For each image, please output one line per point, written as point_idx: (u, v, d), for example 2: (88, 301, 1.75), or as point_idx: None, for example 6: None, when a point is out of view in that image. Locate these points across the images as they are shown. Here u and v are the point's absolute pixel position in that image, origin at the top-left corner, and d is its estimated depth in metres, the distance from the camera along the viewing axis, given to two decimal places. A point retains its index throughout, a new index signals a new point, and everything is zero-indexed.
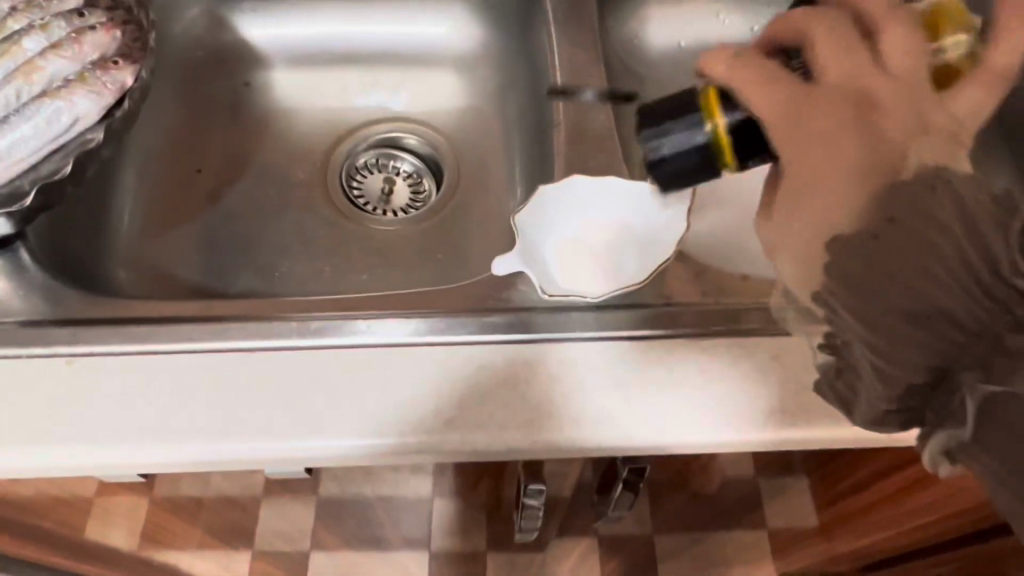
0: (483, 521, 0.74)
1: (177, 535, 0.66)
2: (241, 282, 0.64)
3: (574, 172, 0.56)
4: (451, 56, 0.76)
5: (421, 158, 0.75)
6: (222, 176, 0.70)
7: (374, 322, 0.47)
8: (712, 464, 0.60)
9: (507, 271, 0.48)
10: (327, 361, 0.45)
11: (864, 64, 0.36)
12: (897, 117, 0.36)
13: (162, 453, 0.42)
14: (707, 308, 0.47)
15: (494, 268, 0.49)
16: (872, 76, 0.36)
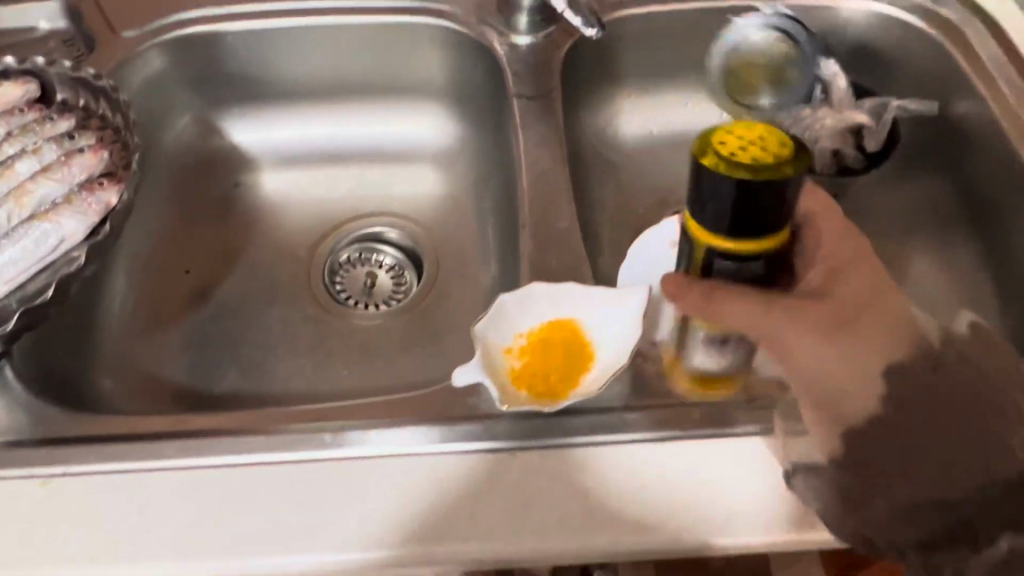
0: None
1: None
2: (226, 381, 0.66)
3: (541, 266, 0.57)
4: (430, 151, 0.80)
5: (403, 250, 0.77)
6: (211, 277, 0.72)
7: (342, 432, 0.47)
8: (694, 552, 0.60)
9: (468, 382, 0.46)
10: (295, 475, 0.46)
11: (843, 291, 0.45)
12: (868, 326, 0.45)
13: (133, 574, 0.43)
14: (668, 409, 0.48)
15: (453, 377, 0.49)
16: (847, 300, 0.44)
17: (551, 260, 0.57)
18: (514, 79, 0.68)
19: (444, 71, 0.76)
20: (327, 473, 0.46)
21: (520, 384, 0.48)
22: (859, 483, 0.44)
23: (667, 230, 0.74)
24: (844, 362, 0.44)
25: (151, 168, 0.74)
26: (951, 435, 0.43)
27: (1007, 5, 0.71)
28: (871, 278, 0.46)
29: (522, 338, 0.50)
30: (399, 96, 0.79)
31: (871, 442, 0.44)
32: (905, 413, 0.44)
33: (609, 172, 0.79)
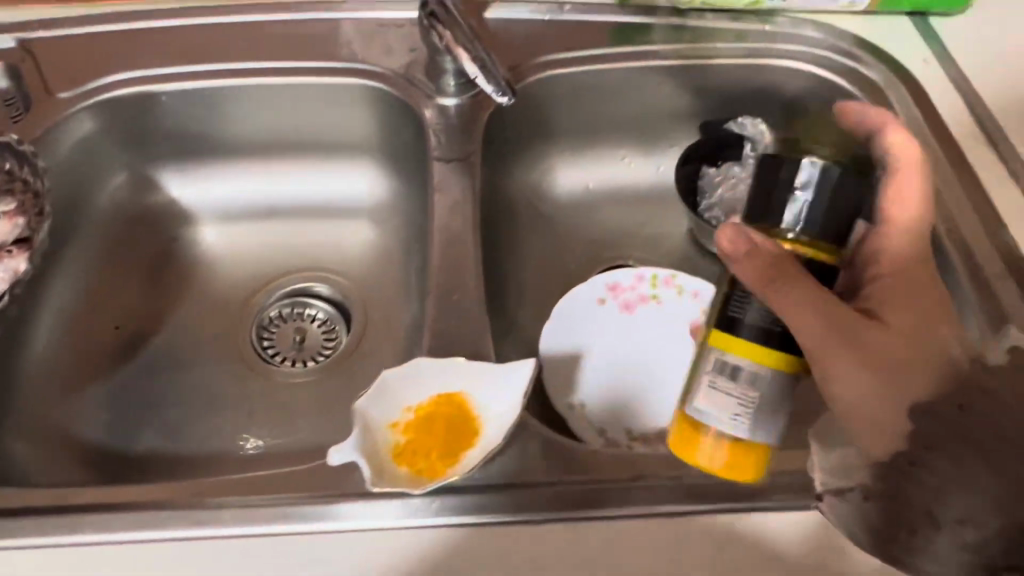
0: None
1: None
2: (144, 442, 0.66)
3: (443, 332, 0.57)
4: (365, 205, 0.80)
5: (334, 304, 0.77)
6: (141, 333, 0.73)
7: (222, 510, 0.47)
8: None
9: (341, 461, 0.46)
10: (169, 556, 0.46)
11: (922, 331, 0.50)
12: (917, 358, 0.49)
13: None
14: (550, 488, 0.48)
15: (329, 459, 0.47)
16: (924, 338, 0.50)
17: (452, 326, 0.57)
18: (437, 141, 0.69)
19: (374, 129, 0.77)
20: (200, 553, 0.46)
21: (401, 461, 0.48)
22: (891, 514, 0.47)
23: (594, 286, 0.74)
24: (871, 384, 0.47)
25: (75, 226, 0.72)
26: (994, 469, 0.46)
27: (929, 65, 0.72)
28: (922, 323, 0.51)
29: (410, 412, 0.50)
30: (333, 152, 0.80)
31: (901, 475, 0.47)
32: (941, 451, 0.47)
33: (542, 226, 0.79)
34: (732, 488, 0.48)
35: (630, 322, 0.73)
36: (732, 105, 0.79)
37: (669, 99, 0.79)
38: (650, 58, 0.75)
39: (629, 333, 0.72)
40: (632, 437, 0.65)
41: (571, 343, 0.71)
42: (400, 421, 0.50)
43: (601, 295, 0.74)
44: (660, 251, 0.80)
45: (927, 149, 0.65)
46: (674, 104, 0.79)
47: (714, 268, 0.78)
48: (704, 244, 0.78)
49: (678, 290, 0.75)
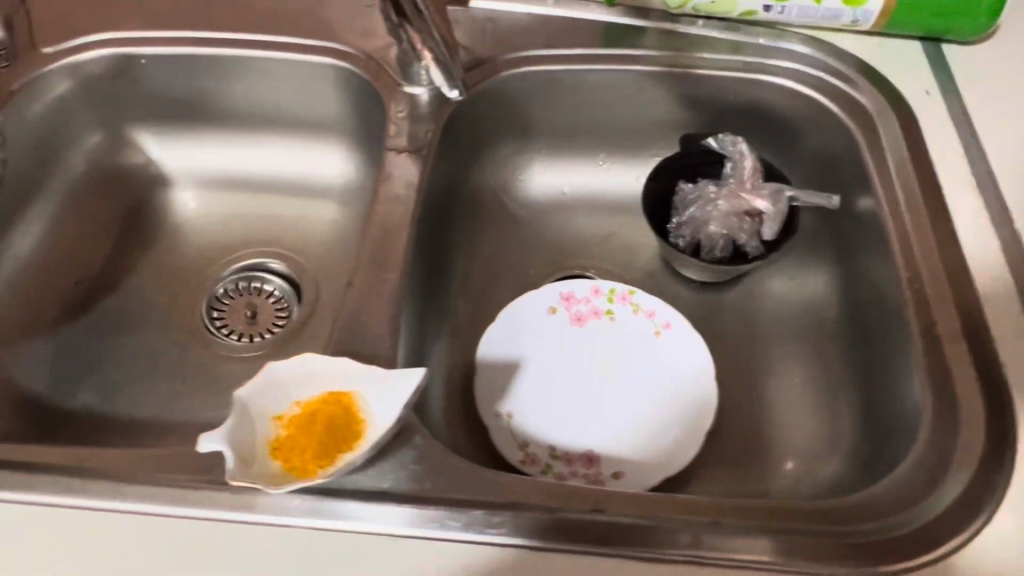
0: None
1: None
2: (81, 398, 0.68)
3: (355, 327, 0.55)
4: (335, 187, 0.80)
5: (289, 281, 0.77)
6: (97, 289, 0.74)
7: (89, 481, 0.47)
8: None
9: (209, 449, 0.45)
10: (27, 517, 0.46)
11: None
12: None
13: None
14: (423, 503, 0.47)
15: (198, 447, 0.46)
16: None
17: (366, 324, 0.55)
18: (397, 129, 0.67)
19: (345, 110, 0.76)
20: (67, 524, 0.46)
21: (278, 454, 0.47)
22: None
23: (547, 295, 0.72)
24: None
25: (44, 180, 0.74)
26: None
27: (928, 97, 0.66)
28: None
29: (298, 406, 0.49)
30: (306, 130, 0.79)
31: None
32: None
33: (507, 227, 0.77)
34: (607, 528, 0.45)
35: (578, 338, 0.70)
36: (718, 121, 0.75)
37: (650, 109, 0.75)
38: (632, 61, 0.72)
39: (575, 347, 0.70)
40: (555, 455, 0.63)
41: (511, 350, 0.69)
42: (282, 414, 0.49)
43: (553, 305, 0.71)
44: (625, 265, 0.77)
45: (906, 188, 0.61)
46: (656, 112, 0.76)
47: (678, 288, 0.74)
48: (668, 261, 0.75)
49: (634, 307, 0.71)
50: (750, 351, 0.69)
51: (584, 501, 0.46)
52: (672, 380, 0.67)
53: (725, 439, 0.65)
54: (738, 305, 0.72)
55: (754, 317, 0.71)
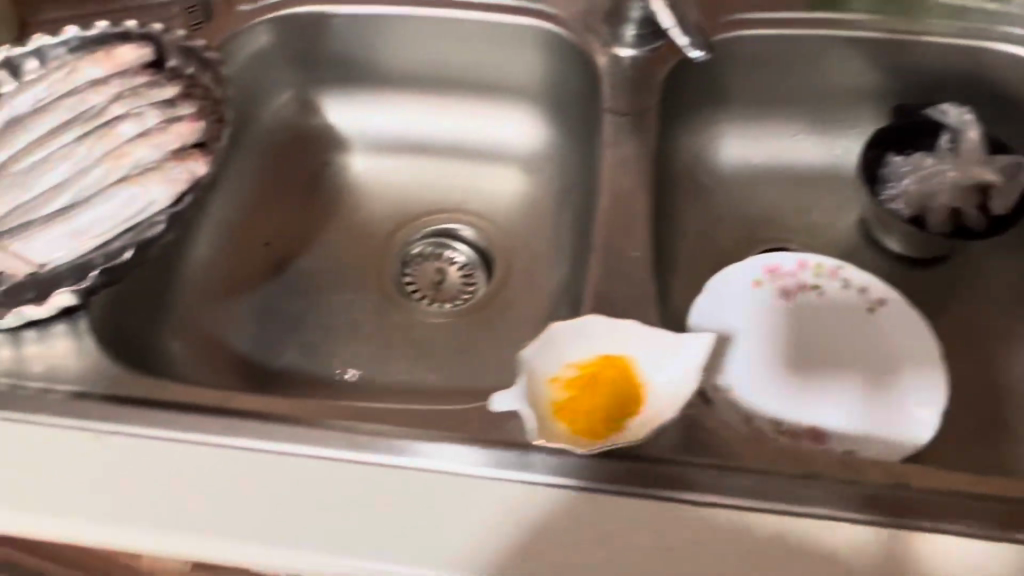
0: None
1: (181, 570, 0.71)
2: (287, 357, 0.68)
3: (605, 297, 0.54)
4: (515, 152, 0.78)
5: (476, 249, 0.76)
6: (289, 252, 0.74)
7: (378, 438, 0.48)
8: None
9: (506, 408, 0.45)
10: (324, 472, 0.48)
11: None
12: None
13: (168, 542, 0.46)
14: (715, 470, 0.47)
15: (495, 405, 0.48)
16: None
17: (618, 289, 0.55)
18: (611, 93, 0.66)
19: (538, 74, 0.74)
20: (364, 479, 0.47)
21: (564, 416, 0.46)
22: None
23: (752, 267, 0.69)
24: None
25: (242, 141, 0.76)
26: None
27: None
28: None
29: (573, 367, 0.48)
30: (492, 94, 0.77)
31: None
32: None
33: (701, 198, 0.75)
34: (913, 500, 0.46)
35: (785, 312, 0.68)
36: (926, 94, 0.73)
37: (858, 78, 0.73)
38: (846, 28, 0.70)
39: (784, 321, 0.67)
40: (779, 430, 0.61)
41: (720, 323, 0.67)
42: (560, 375, 0.48)
43: (757, 277, 0.69)
44: (822, 239, 0.74)
45: None
46: (863, 83, 0.73)
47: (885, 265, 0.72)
48: (873, 235, 0.72)
49: (842, 283, 0.69)
50: (966, 333, 0.67)
51: (884, 474, 0.47)
52: (890, 356, 0.65)
53: (944, 420, 0.64)
54: (949, 285, 0.70)
55: (967, 298, 0.69)
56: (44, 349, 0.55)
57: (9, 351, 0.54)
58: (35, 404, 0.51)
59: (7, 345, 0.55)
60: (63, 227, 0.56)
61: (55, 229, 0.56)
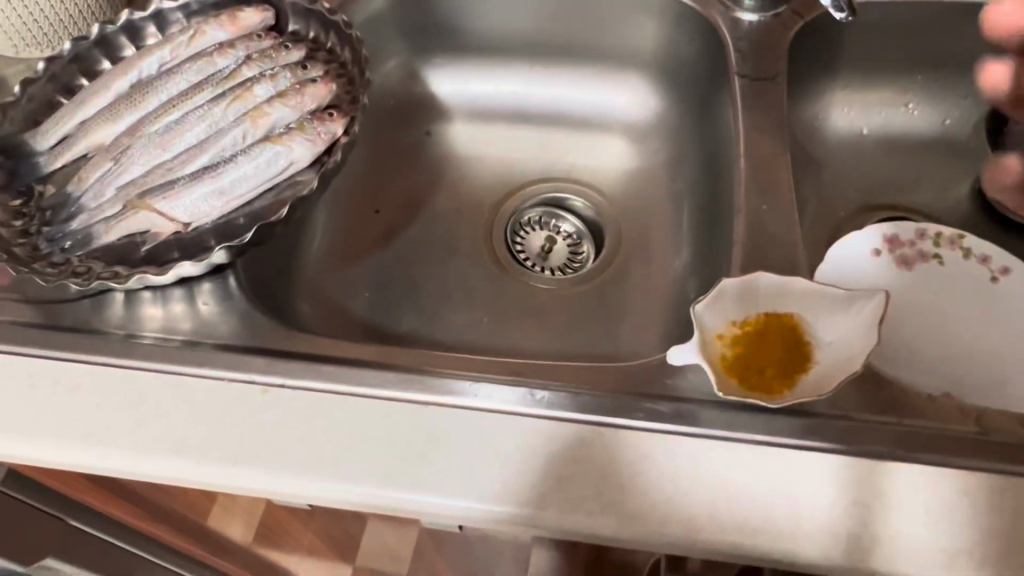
0: None
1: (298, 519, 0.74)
2: (406, 321, 0.68)
3: (755, 264, 0.55)
4: (625, 124, 0.78)
5: (585, 221, 0.76)
6: (400, 218, 0.74)
7: (477, 385, 0.47)
8: None
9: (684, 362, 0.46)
10: (436, 418, 0.46)
11: None
12: None
13: (297, 485, 0.45)
14: (893, 428, 0.45)
15: (665, 356, 0.47)
16: None
17: (766, 253, 0.56)
18: (737, 57, 0.66)
19: (651, 45, 0.75)
20: (477, 425, 0.46)
21: (735, 373, 0.47)
22: None
23: (873, 233, 0.68)
24: None
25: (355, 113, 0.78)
26: None
27: None
28: None
29: (737, 326, 0.49)
30: (601, 65, 0.78)
31: None
32: None
33: (813, 168, 0.74)
34: None
35: (909, 279, 0.66)
36: None
37: (977, 46, 0.71)
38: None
39: (909, 287, 0.66)
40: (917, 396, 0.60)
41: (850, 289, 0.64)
42: (726, 333, 0.48)
43: (876, 247, 0.67)
44: (940, 207, 0.73)
45: None
46: (983, 49, 0.71)
47: (1005, 238, 0.70)
48: (993, 205, 0.71)
49: (963, 251, 0.67)
50: None
51: None
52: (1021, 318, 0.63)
53: None
54: None
55: None
56: (193, 307, 0.54)
57: (157, 310, 0.54)
58: (183, 355, 0.49)
59: (154, 302, 0.55)
60: (208, 184, 0.56)
61: (201, 187, 0.56)
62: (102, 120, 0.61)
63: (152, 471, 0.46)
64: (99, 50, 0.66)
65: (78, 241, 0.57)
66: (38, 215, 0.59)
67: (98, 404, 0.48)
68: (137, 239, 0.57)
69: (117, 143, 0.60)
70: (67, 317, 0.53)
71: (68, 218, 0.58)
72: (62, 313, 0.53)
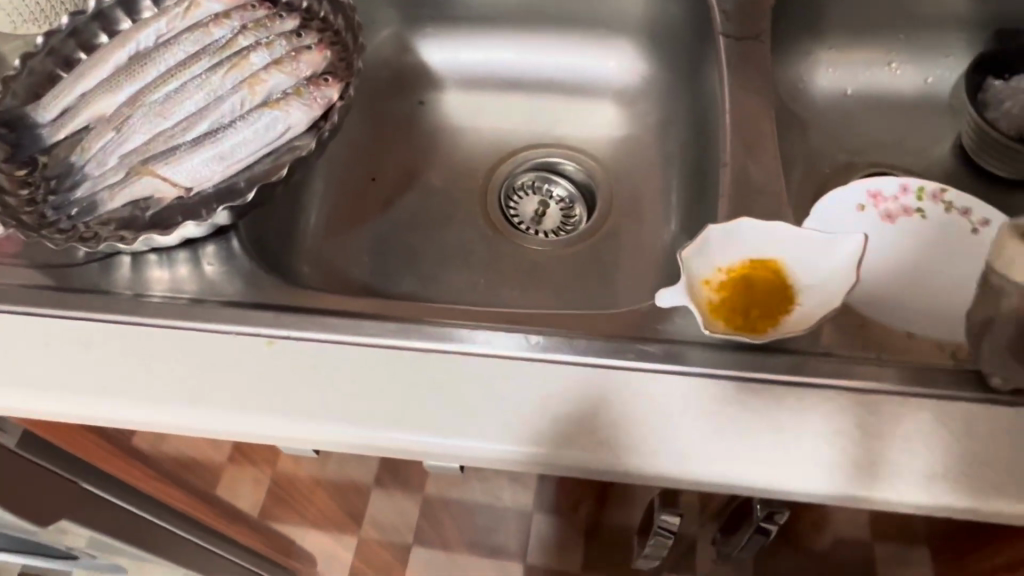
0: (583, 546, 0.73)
1: (302, 492, 0.75)
2: (403, 284, 0.69)
3: (739, 214, 0.57)
4: (614, 88, 0.80)
5: (576, 184, 0.78)
6: (396, 185, 0.76)
7: (488, 334, 0.50)
8: (826, 523, 0.55)
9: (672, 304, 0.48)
10: (444, 366, 0.49)
11: None
12: None
13: (309, 430, 0.47)
14: (869, 362, 0.48)
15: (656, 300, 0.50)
16: None
17: (752, 205, 0.58)
18: (721, 17, 0.67)
19: (637, 9, 0.77)
20: (483, 371, 0.49)
21: (721, 315, 0.49)
22: None
23: (856, 191, 0.64)
24: None
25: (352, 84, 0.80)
26: None
27: None
28: None
29: (722, 272, 0.51)
30: (588, 30, 0.80)
31: None
32: None
33: (799, 127, 0.76)
34: None
35: (895, 237, 0.61)
36: None
37: (955, 3, 0.73)
38: None
39: (896, 243, 0.61)
40: None
41: None
42: (713, 279, 0.50)
43: (859, 204, 0.63)
44: (923, 162, 0.74)
45: None
46: (962, 7, 0.73)
47: (990, 191, 0.71)
48: (975, 160, 0.72)
49: (946, 206, 0.63)
50: None
51: None
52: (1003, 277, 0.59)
53: None
54: None
55: None
56: (198, 269, 0.56)
57: (164, 273, 0.56)
58: (190, 312, 0.52)
59: (160, 265, 0.56)
60: (208, 150, 0.57)
61: (202, 153, 0.57)
62: (102, 91, 0.62)
63: (165, 420, 0.48)
64: (96, 24, 0.67)
65: (84, 208, 0.58)
66: (43, 184, 0.60)
67: (114, 361, 0.50)
68: (142, 206, 0.59)
69: (118, 113, 0.62)
70: (77, 280, 0.55)
71: (73, 186, 0.60)
72: (73, 276, 0.55)
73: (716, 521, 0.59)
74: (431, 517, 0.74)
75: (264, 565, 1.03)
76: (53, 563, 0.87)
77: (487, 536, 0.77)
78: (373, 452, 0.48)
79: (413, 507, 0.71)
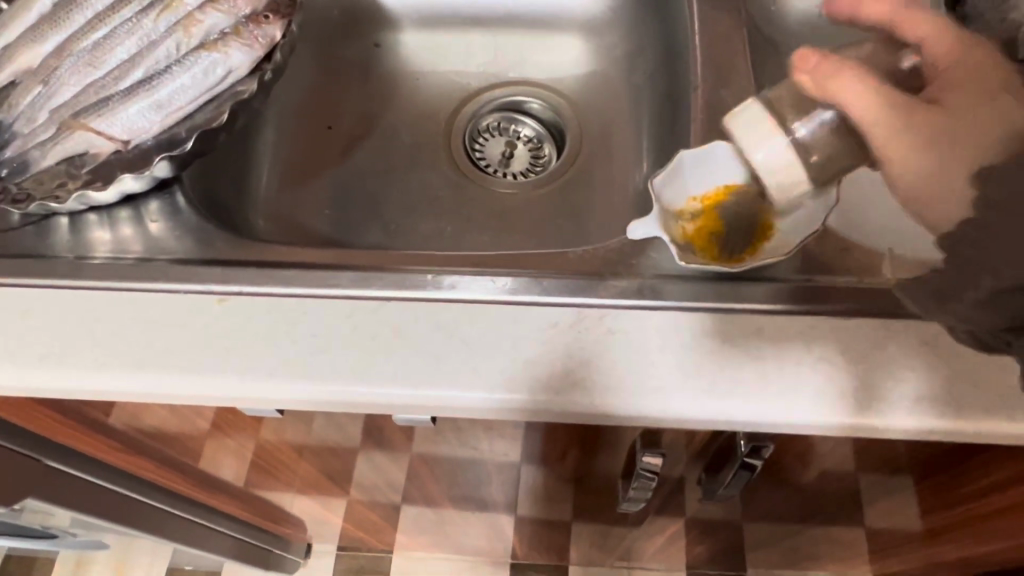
0: (569, 492, 0.71)
1: (278, 459, 0.72)
2: (368, 235, 0.66)
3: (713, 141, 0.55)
4: (578, 19, 0.75)
5: (544, 124, 0.75)
6: (355, 133, 0.72)
7: (457, 279, 0.47)
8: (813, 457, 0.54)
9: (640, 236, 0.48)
10: (409, 314, 0.46)
11: None
12: None
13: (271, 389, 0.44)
14: (852, 286, 0.46)
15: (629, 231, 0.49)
16: None
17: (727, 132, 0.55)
18: None
19: None
20: (450, 317, 0.46)
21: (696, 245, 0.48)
22: None
23: None
24: None
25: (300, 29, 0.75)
26: None
27: None
28: None
29: (696, 201, 0.49)
30: None
31: None
32: None
33: (773, 51, 0.72)
34: None
35: None
36: None
37: None
38: None
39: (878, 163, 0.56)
40: None
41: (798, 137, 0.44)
42: (687, 208, 0.49)
43: None
44: None
45: None
46: None
47: None
48: None
49: None
50: None
51: None
52: None
53: None
54: None
55: None
56: (141, 228, 0.53)
57: (106, 233, 0.53)
58: (138, 272, 0.49)
59: (101, 226, 0.53)
60: (142, 99, 0.54)
61: (136, 103, 0.54)
62: (25, 43, 0.56)
63: (114, 388, 0.45)
64: None
65: (15, 167, 0.54)
66: None
67: (56, 329, 0.47)
68: (76, 163, 0.54)
69: (43, 65, 0.56)
70: (13, 245, 0.52)
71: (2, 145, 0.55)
72: (8, 241, 0.52)
73: (701, 461, 0.58)
74: (413, 474, 0.72)
75: (252, 533, 1.01)
76: (31, 544, 0.84)
77: (473, 490, 0.75)
78: (341, 408, 0.46)
79: (392, 465, 0.69)
